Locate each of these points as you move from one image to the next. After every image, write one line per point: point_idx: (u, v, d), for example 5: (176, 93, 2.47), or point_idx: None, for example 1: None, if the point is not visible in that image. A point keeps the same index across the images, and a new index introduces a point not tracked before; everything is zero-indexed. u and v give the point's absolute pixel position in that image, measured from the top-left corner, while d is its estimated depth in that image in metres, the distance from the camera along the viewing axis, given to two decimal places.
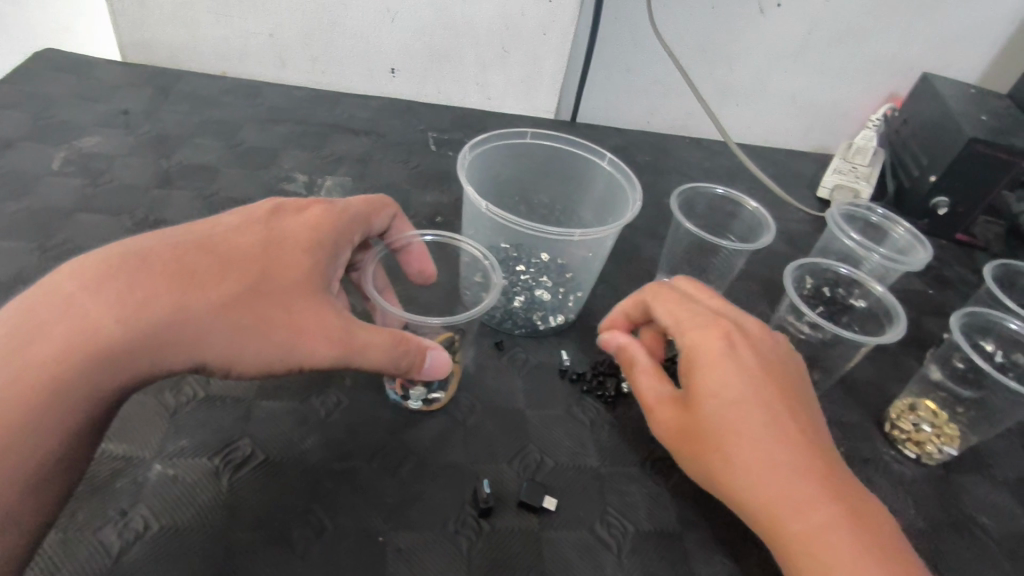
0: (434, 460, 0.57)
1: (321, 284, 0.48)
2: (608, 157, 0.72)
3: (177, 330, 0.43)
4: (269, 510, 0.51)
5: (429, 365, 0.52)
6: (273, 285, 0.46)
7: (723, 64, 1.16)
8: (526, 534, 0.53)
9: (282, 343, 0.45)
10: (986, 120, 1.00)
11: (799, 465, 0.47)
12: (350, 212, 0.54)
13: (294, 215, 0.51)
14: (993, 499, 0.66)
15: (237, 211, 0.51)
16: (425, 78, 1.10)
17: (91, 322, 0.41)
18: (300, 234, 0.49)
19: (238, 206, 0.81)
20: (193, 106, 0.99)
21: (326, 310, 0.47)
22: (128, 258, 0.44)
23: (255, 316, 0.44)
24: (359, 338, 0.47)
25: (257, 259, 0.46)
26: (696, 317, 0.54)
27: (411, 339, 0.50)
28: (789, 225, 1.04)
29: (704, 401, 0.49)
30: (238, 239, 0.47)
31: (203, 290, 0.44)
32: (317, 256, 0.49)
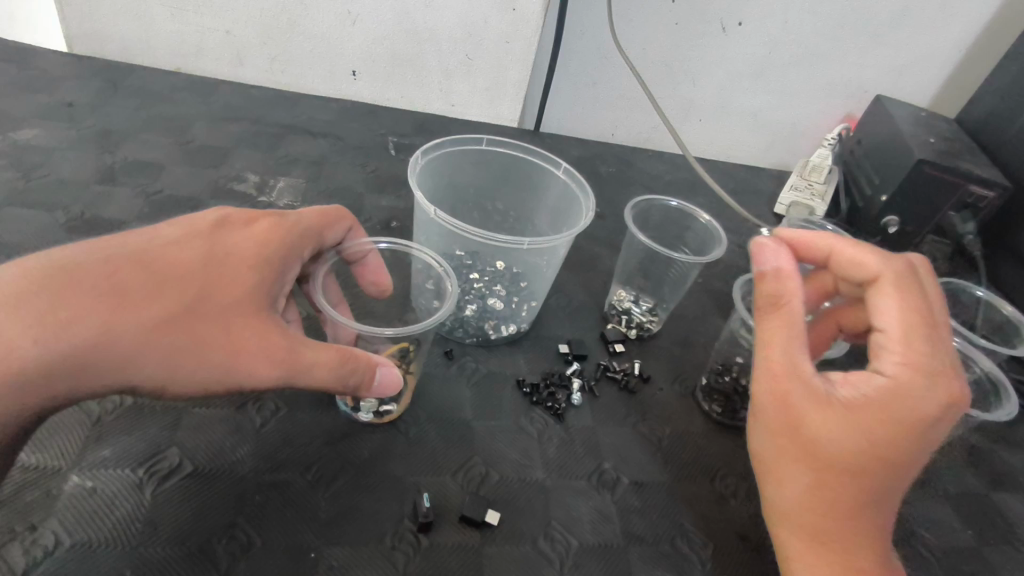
0: (373, 472, 0.55)
1: (265, 303, 0.44)
2: (563, 166, 0.71)
3: (104, 353, 0.39)
4: (194, 524, 0.48)
5: (379, 382, 0.49)
6: (213, 305, 0.41)
7: (686, 80, 1.17)
8: (466, 549, 0.51)
9: (217, 366, 0.41)
10: (935, 142, 1.03)
11: (883, 506, 0.44)
12: (302, 226, 0.50)
13: (242, 227, 0.46)
14: (933, 513, 0.67)
15: (177, 221, 0.45)
16: (388, 82, 1.08)
17: (3, 342, 0.37)
18: (246, 248, 0.45)
19: (183, 205, 0.78)
20: (143, 101, 0.95)
21: (270, 331, 0.43)
22: (52, 273, 0.39)
23: (190, 337, 0.40)
24: (305, 358, 0.43)
25: (197, 276, 0.42)
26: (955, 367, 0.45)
27: (359, 356, 0.47)
28: (746, 240, 1.05)
29: (856, 426, 0.42)
30: (175, 253, 0.43)
31: (135, 310, 0.40)
32: (264, 274, 0.45)
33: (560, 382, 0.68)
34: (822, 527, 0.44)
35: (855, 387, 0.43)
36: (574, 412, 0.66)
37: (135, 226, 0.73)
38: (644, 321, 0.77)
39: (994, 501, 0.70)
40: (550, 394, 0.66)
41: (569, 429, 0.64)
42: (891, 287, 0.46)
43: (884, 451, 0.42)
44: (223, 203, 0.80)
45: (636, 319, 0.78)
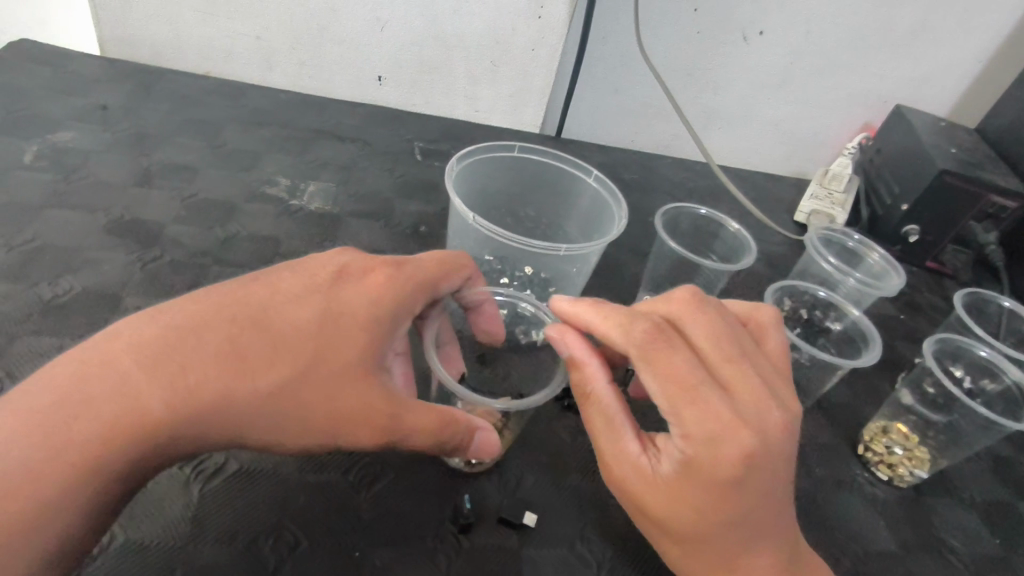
0: (412, 473, 0.56)
1: (376, 363, 0.45)
2: (595, 174, 0.72)
3: (229, 415, 0.40)
4: (242, 523, 0.49)
5: (477, 443, 0.50)
6: (328, 371, 0.42)
7: (706, 88, 1.18)
8: (506, 551, 0.52)
9: (330, 430, 0.43)
10: (956, 152, 1.04)
11: (756, 530, 0.45)
12: (417, 277, 0.49)
13: (358, 281, 0.47)
14: (961, 522, 0.67)
15: (298, 270, 0.47)
16: (413, 87, 1.10)
17: (140, 401, 0.39)
18: (360, 308, 0.45)
19: (218, 207, 0.80)
20: (174, 105, 0.97)
21: (379, 394, 0.44)
22: (185, 334, 0.41)
23: (306, 401, 0.42)
24: (410, 422, 0.45)
25: (315, 341, 0.43)
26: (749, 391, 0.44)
27: (459, 418, 0.48)
28: (768, 248, 1.06)
29: (679, 501, 0.44)
30: (296, 315, 0.43)
31: (256, 375, 0.41)
32: (376, 335, 0.45)
33: None
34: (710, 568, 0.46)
35: (670, 462, 0.44)
36: None
37: (173, 228, 0.74)
38: None
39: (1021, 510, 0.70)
40: None
41: None
42: (648, 363, 0.45)
43: (715, 502, 0.43)
44: (257, 206, 0.81)
45: None
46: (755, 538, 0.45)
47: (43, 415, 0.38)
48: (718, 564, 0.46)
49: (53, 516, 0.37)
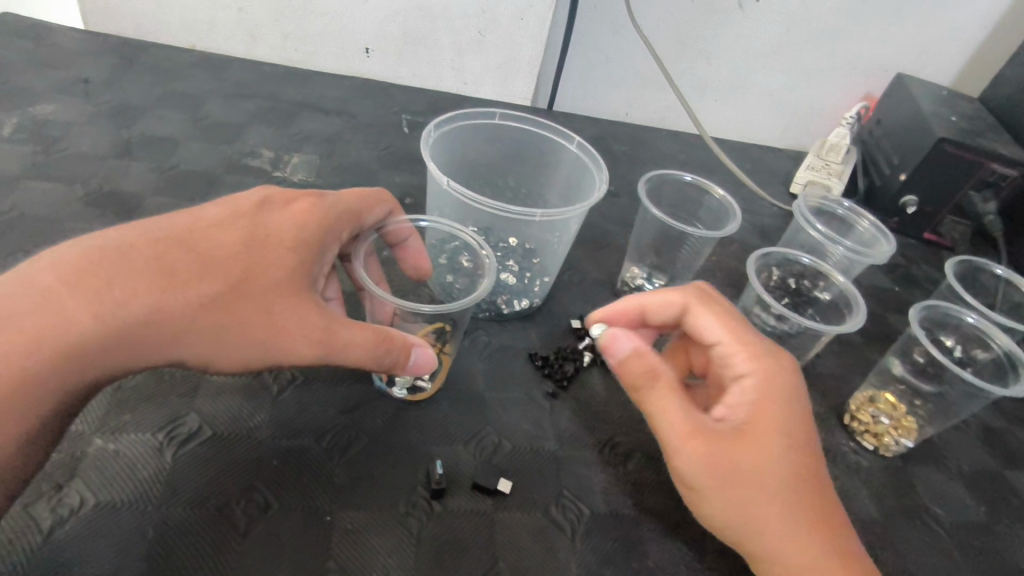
0: (388, 440, 0.56)
1: (306, 282, 0.44)
2: (576, 141, 0.70)
3: (152, 330, 0.39)
4: (211, 487, 0.49)
5: (414, 361, 0.50)
6: (257, 285, 0.42)
7: (701, 58, 1.16)
8: (478, 516, 0.52)
9: (260, 342, 0.42)
10: (956, 120, 1.01)
11: (812, 482, 0.46)
12: (341, 207, 0.49)
13: (283, 208, 0.46)
14: (946, 490, 0.66)
15: (223, 200, 0.46)
16: (401, 59, 1.08)
17: (65, 319, 0.37)
18: (286, 230, 0.45)
19: (198, 178, 0.79)
20: (158, 78, 0.96)
21: (311, 309, 0.43)
22: (108, 253, 0.40)
23: (232, 315, 0.41)
24: (341, 338, 0.44)
25: (240, 258, 0.42)
26: (758, 342, 0.51)
27: (393, 336, 0.48)
28: (760, 219, 1.04)
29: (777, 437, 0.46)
30: (219, 235, 0.43)
31: (181, 289, 0.40)
32: (304, 254, 0.45)
33: (571, 354, 0.68)
34: (793, 541, 0.45)
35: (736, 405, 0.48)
36: (584, 385, 0.66)
37: (152, 200, 0.74)
38: None
39: (1009, 480, 0.69)
40: (561, 366, 0.66)
41: (581, 401, 0.64)
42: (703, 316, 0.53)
43: (782, 450, 0.45)
44: (238, 177, 0.81)
45: None
46: (815, 489, 0.46)
47: None
48: (797, 533, 0.45)
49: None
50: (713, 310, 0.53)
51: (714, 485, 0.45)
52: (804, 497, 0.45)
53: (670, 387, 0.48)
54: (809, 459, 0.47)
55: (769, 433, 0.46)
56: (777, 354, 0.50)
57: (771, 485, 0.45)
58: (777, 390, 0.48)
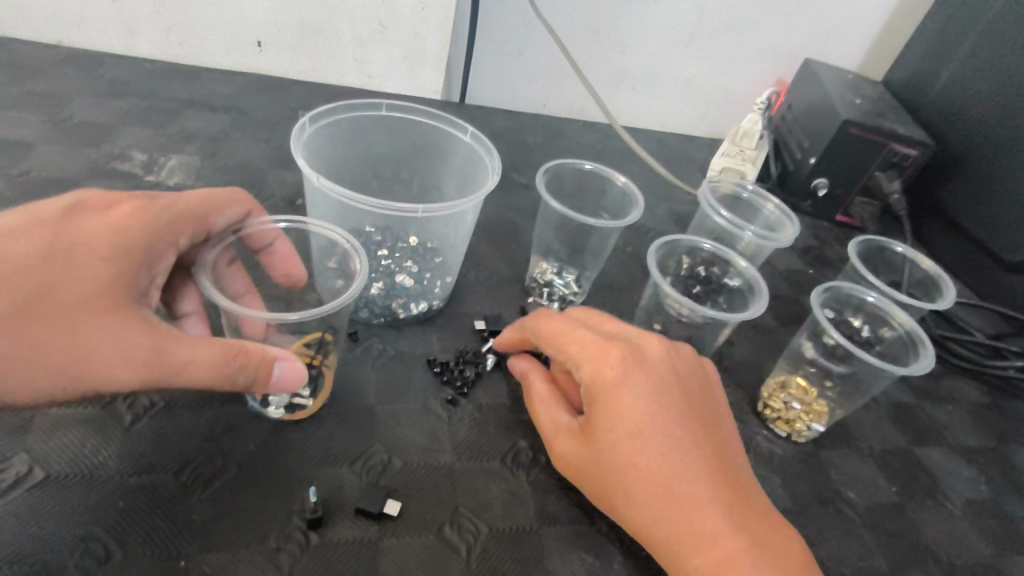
0: (263, 467, 0.50)
1: (127, 297, 0.38)
2: (469, 131, 0.66)
3: None
4: (39, 538, 0.42)
5: (278, 378, 0.44)
6: (54, 304, 0.36)
7: (614, 47, 1.13)
8: (361, 544, 0.47)
9: (64, 369, 0.36)
10: (859, 103, 1.03)
11: (678, 459, 0.45)
12: (176, 211, 0.43)
13: (98, 213, 0.41)
14: (858, 472, 0.66)
15: (25, 209, 0.40)
16: (298, 53, 1.01)
17: None
18: (98, 237, 0.39)
19: (54, 185, 0.71)
20: (13, 75, 0.86)
21: (131, 327, 0.37)
22: None
23: (27, 338, 0.35)
24: (176, 356, 0.38)
25: (35, 274, 0.36)
26: (592, 343, 0.50)
27: (247, 350, 0.42)
28: (677, 207, 1.03)
29: (614, 448, 0.46)
30: (9, 248, 0.37)
31: None
32: (124, 264, 0.39)
33: (473, 359, 0.64)
34: (660, 515, 0.44)
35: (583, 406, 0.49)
36: (488, 389, 0.62)
37: None
38: (565, 294, 0.74)
39: (918, 456, 0.69)
40: (461, 372, 0.62)
41: (483, 407, 0.60)
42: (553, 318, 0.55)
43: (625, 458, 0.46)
44: (102, 183, 0.73)
45: (558, 291, 0.74)
46: (679, 461, 0.45)
47: None
48: (676, 527, 0.44)
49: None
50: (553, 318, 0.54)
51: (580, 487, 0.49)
52: (664, 503, 0.44)
53: (539, 399, 0.54)
54: (668, 435, 0.46)
55: (604, 433, 0.46)
56: (611, 352, 0.49)
57: (623, 474, 0.46)
58: (611, 401, 0.47)
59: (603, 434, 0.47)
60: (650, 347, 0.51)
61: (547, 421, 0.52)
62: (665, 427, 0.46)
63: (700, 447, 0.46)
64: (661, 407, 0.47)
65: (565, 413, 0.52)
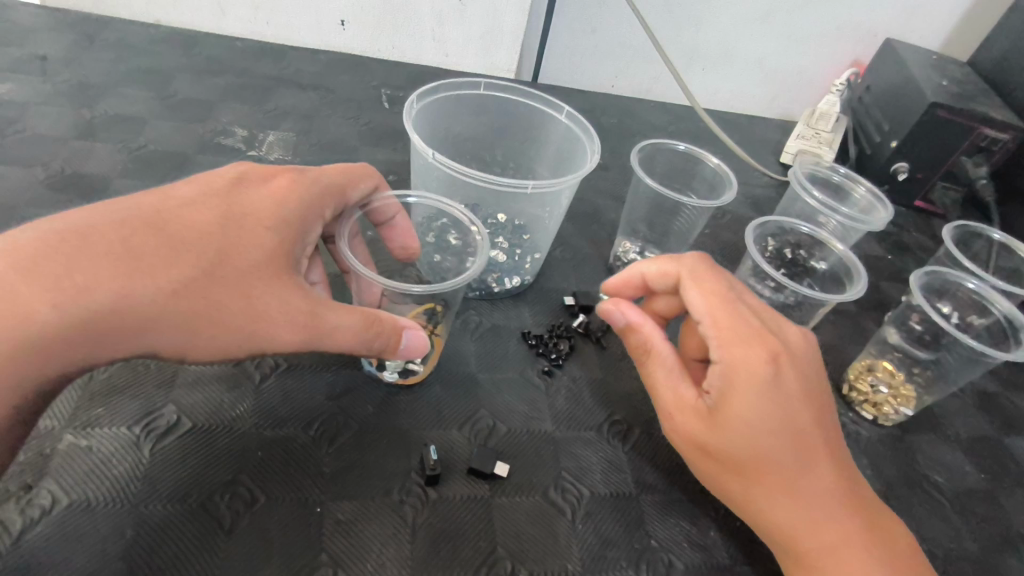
0: (380, 426, 0.54)
1: (288, 265, 0.42)
2: (566, 111, 0.67)
3: (119, 318, 0.36)
4: (194, 481, 0.47)
5: (405, 345, 0.47)
6: (232, 268, 0.39)
7: (689, 26, 1.12)
8: (475, 500, 0.50)
9: (238, 328, 0.39)
10: (947, 84, 0.99)
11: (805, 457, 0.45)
12: (323, 184, 0.47)
13: (259, 185, 0.44)
14: (945, 457, 0.66)
15: (196, 178, 0.44)
16: (378, 32, 1.04)
17: (22, 307, 0.35)
18: (264, 207, 0.42)
19: (168, 158, 0.75)
20: (120, 54, 0.91)
21: (295, 293, 0.41)
22: (68, 235, 0.37)
23: (209, 300, 0.38)
24: (327, 322, 0.42)
25: (214, 239, 0.40)
26: (741, 326, 0.46)
27: (385, 319, 0.45)
28: (752, 190, 1.02)
29: (745, 438, 0.44)
30: (191, 215, 0.40)
31: (149, 276, 0.37)
32: (284, 232, 0.42)
33: (565, 333, 0.66)
34: (780, 506, 0.45)
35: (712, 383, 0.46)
36: (581, 363, 0.64)
37: (119, 182, 0.70)
38: None
39: (1006, 445, 0.69)
40: (554, 345, 0.65)
41: (577, 379, 0.62)
42: (689, 283, 0.50)
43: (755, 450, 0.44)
44: (211, 158, 0.77)
45: None
46: (808, 451, 0.45)
47: None
48: (796, 518, 0.45)
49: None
50: (701, 281, 0.49)
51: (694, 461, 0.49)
52: (788, 490, 0.45)
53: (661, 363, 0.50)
54: (800, 427, 0.44)
55: (736, 423, 0.44)
56: (752, 338, 0.45)
57: (750, 466, 0.45)
58: (752, 393, 0.43)
59: (733, 423, 0.44)
60: (789, 334, 0.48)
61: (667, 391, 0.49)
62: (799, 421, 0.44)
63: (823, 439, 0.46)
64: (796, 403, 0.44)
65: (689, 386, 0.48)
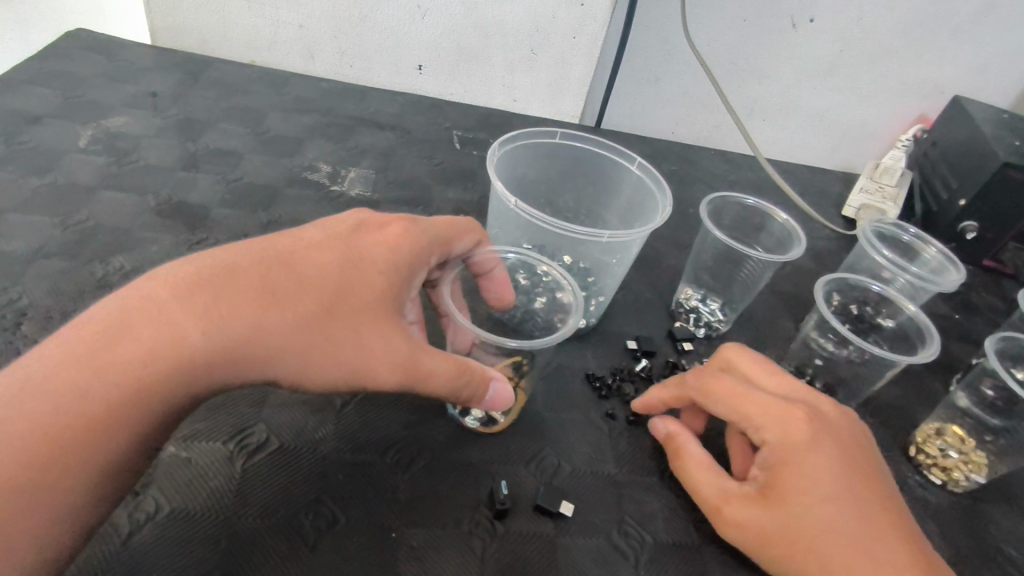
0: (451, 457, 0.56)
1: (393, 309, 0.45)
2: (638, 161, 0.71)
3: (252, 346, 0.41)
4: (281, 499, 0.50)
5: (491, 396, 0.49)
6: (349, 309, 0.43)
7: (752, 78, 1.14)
8: (541, 538, 0.52)
9: (349, 364, 0.43)
10: (1021, 145, 0.97)
11: (862, 520, 0.46)
12: (431, 234, 0.51)
13: (375, 231, 0.48)
14: (1020, 531, 0.63)
15: (319, 222, 0.48)
16: (453, 76, 1.09)
17: (176, 330, 0.39)
18: (379, 253, 0.46)
19: (260, 191, 0.81)
20: (220, 92, 0.99)
21: (399, 335, 0.44)
22: (216, 270, 0.42)
23: (327, 336, 0.42)
24: (424, 364, 0.45)
25: (335, 281, 0.44)
26: (766, 406, 0.51)
27: (473, 369, 0.47)
28: (813, 242, 1.02)
29: (802, 514, 0.46)
30: (317, 257, 0.45)
31: (282, 310, 0.41)
32: (393, 277, 0.46)
33: (630, 376, 0.67)
34: None
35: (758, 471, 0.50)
36: None
37: (217, 211, 0.77)
38: (712, 320, 0.76)
39: None
40: (618, 388, 0.66)
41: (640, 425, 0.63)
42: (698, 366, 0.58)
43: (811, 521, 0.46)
44: (298, 191, 0.83)
45: (704, 317, 0.77)
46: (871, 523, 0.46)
47: (84, 346, 0.39)
48: None
49: (77, 448, 0.37)
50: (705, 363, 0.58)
51: (756, 549, 0.49)
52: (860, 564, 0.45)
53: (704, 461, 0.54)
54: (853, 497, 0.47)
55: (791, 496, 0.47)
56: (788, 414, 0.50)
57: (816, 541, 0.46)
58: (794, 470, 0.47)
59: (790, 498, 0.47)
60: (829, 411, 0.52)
61: (711, 486, 0.52)
62: (852, 490, 0.47)
63: (884, 512, 0.47)
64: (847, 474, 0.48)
65: (730, 480, 0.52)
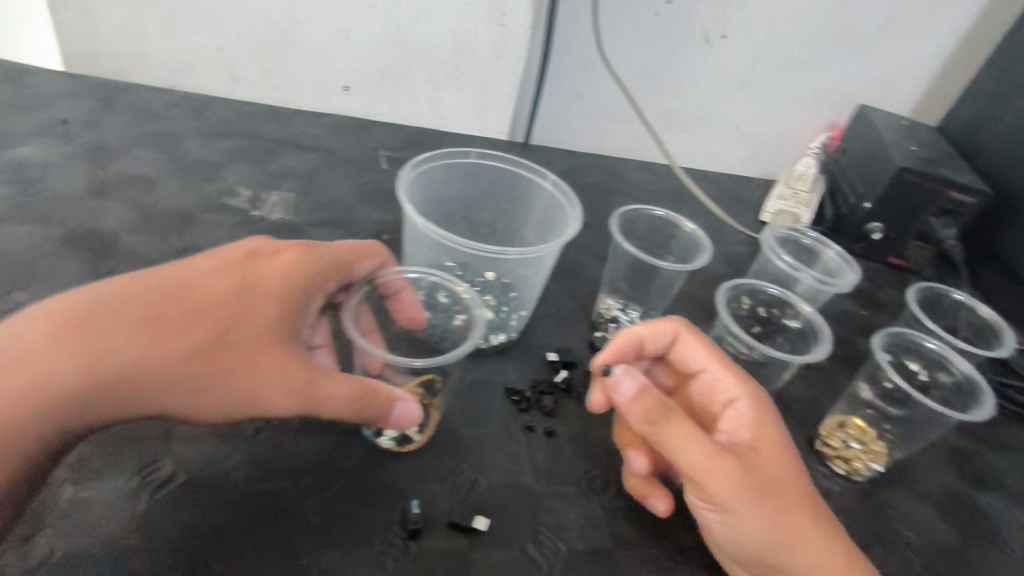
0: (367, 479, 0.56)
1: (287, 334, 0.45)
2: (550, 178, 0.73)
3: (135, 379, 0.40)
4: (185, 531, 0.49)
5: (397, 417, 0.50)
6: (240, 336, 0.43)
7: (672, 92, 1.19)
8: (455, 554, 0.52)
9: (241, 392, 0.43)
10: (916, 149, 1.05)
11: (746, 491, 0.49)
12: (330, 259, 0.52)
13: (271, 259, 0.48)
14: (915, 513, 0.68)
15: (214, 252, 0.48)
16: (379, 96, 1.10)
17: (53, 367, 0.39)
18: (273, 280, 0.47)
19: (175, 218, 0.80)
20: (135, 117, 0.97)
21: (294, 361, 0.45)
22: (98, 304, 0.41)
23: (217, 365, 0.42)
24: (321, 387, 0.45)
25: (225, 309, 0.44)
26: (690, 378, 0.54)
27: (377, 390, 0.48)
28: (732, 248, 1.07)
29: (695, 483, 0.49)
30: (207, 286, 0.45)
31: (167, 342, 0.41)
32: (287, 304, 0.46)
33: (549, 388, 0.69)
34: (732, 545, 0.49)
35: None
36: (564, 418, 0.67)
37: (128, 239, 0.75)
38: None
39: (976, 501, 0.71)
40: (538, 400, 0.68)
41: (558, 435, 0.65)
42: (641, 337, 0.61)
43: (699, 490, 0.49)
44: (215, 217, 0.82)
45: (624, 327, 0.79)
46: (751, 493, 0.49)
47: None
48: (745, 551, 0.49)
49: None
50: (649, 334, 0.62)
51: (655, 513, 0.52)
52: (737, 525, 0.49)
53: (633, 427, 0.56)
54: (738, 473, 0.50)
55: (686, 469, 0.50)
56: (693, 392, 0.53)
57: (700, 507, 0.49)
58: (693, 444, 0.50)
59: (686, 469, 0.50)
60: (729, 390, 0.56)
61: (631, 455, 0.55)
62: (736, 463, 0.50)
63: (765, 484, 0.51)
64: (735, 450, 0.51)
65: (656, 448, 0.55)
